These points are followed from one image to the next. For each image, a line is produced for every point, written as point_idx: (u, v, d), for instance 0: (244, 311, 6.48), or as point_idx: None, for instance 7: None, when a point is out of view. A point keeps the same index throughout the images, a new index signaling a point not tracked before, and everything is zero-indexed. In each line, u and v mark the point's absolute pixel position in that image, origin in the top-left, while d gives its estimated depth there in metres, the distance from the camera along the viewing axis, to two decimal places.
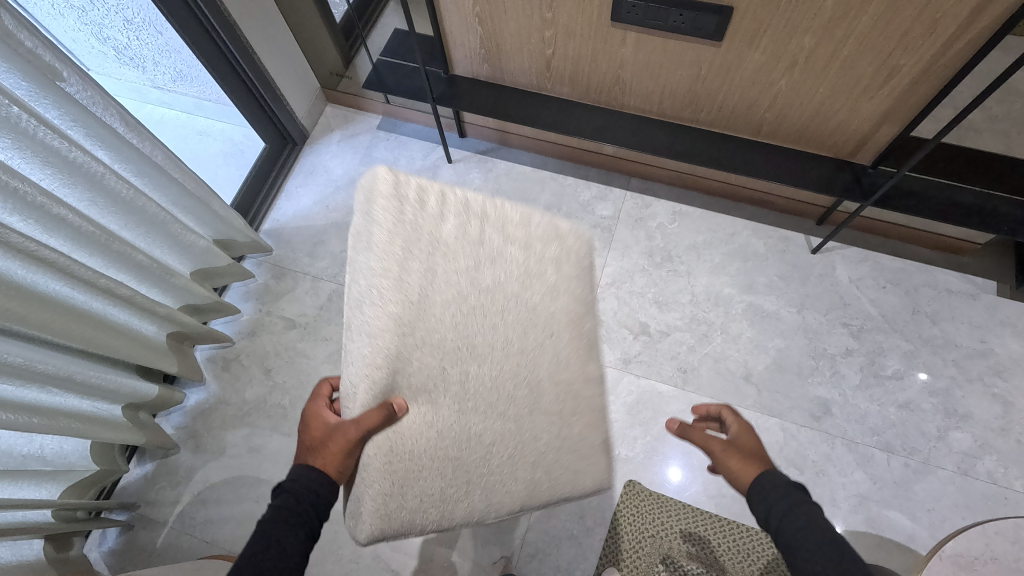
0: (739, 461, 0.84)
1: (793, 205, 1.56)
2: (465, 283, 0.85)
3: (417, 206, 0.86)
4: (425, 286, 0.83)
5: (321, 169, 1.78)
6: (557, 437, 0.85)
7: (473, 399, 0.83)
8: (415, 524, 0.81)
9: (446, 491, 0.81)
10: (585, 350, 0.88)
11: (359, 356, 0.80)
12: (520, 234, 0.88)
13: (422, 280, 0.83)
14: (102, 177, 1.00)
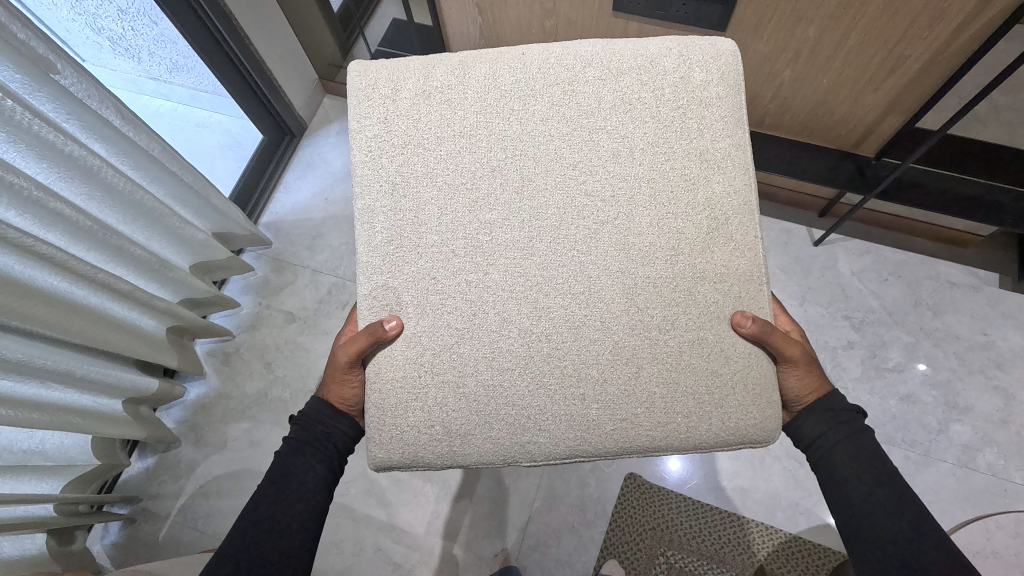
0: (800, 382, 0.82)
1: (795, 197, 1.54)
2: (497, 175, 0.82)
3: (422, 100, 0.83)
4: (440, 194, 0.81)
5: (320, 161, 1.76)
6: (684, 350, 0.78)
7: (521, 289, 0.80)
8: (422, 457, 0.79)
9: (470, 424, 0.78)
10: (707, 237, 0.80)
11: (376, 260, 0.81)
12: (625, 98, 0.82)
13: (435, 187, 0.82)
14: (100, 171, 0.99)
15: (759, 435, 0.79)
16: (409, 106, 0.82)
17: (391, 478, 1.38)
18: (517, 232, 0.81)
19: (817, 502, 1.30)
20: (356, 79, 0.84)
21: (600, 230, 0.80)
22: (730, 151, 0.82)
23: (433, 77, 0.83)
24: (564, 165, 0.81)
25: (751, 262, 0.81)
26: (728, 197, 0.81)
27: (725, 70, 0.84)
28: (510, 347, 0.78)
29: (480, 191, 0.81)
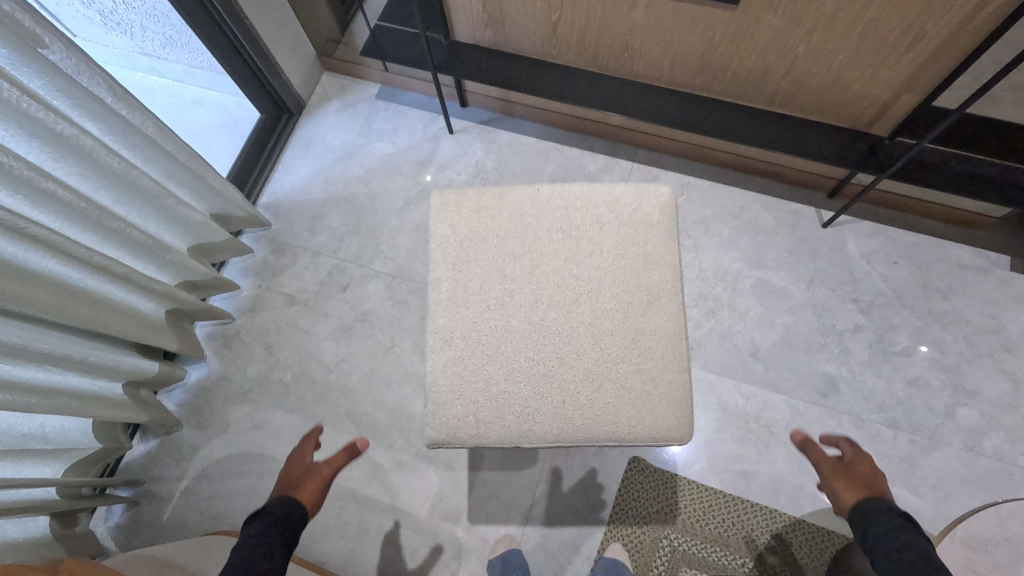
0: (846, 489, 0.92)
1: (805, 177, 1.51)
2: (527, 232, 1.01)
3: (479, 213, 1.02)
4: (485, 269, 1.01)
5: (318, 140, 1.72)
6: None
7: (539, 348, 0.96)
8: (458, 437, 0.95)
9: (493, 414, 0.94)
10: (647, 305, 0.97)
11: (445, 260, 1.01)
12: (597, 215, 1.01)
13: (483, 256, 1.01)
14: (92, 150, 0.96)
15: (651, 434, 0.93)
16: (467, 217, 1.02)
17: (394, 462, 1.38)
18: (528, 300, 0.99)
19: (821, 485, 1.29)
20: (439, 212, 1.03)
21: (592, 342, 0.96)
22: (668, 254, 0.99)
23: (484, 203, 1.03)
24: (579, 302, 0.98)
25: (671, 321, 0.97)
26: (660, 317, 0.96)
27: (661, 211, 1.01)
28: (520, 363, 0.96)
29: (511, 272, 1.00)
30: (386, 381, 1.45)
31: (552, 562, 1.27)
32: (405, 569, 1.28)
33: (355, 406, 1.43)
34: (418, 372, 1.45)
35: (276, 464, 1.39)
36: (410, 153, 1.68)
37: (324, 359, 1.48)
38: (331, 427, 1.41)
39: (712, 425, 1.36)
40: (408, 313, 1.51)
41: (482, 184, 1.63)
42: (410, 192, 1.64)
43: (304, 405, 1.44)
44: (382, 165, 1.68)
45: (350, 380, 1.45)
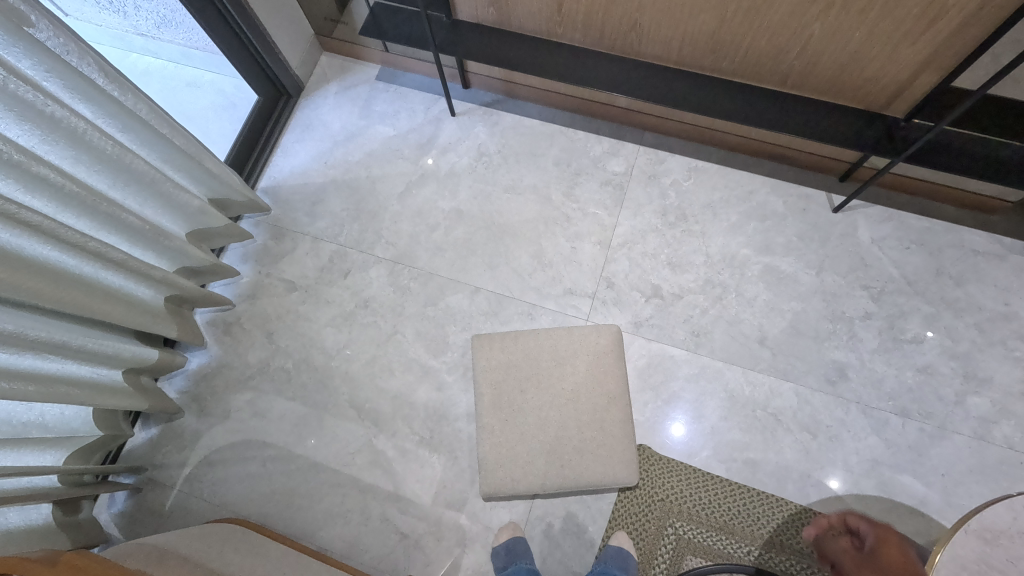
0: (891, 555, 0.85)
1: (816, 160, 1.47)
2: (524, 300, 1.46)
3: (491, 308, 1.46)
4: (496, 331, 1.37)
5: (317, 123, 1.69)
6: None
7: (539, 409, 1.28)
8: (515, 489, 1.23)
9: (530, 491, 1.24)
10: (613, 397, 1.28)
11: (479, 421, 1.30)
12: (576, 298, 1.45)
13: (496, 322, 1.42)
14: (84, 132, 0.92)
15: (613, 483, 1.23)
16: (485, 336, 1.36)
17: (397, 450, 1.37)
18: (537, 404, 1.28)
19: (828, 474, 1.28)
20: (480, 347, 1.34)
21: (577, 430, 1.26)
22: (621, 375, 1.30)
23: (505, 343, 1.34)
24: (569, 408, 1.28)
25: (624, 412, 1.28)
26: (620, 420, 1.26)
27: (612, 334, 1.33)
28: (531, 438, 1.26)
29: (526, 397, 1.29)
30: (388, 369, 1.43)
31: (556, 550, 1.26)
32: (409, 557, 1.28)
33: (358, 394, 1.42)
34: (421, 359, 1.44)
35: (278, 452, 1.38)
36: (411, 136, 1.65)
37: (326, 346, 1.46)
38: (333, 414, 1.40)
39: (718, 414, 1.34)
40: (410, 299, 1.49)
41: (485, 168, 1.60)
42: (412, 176, 1.61)
43: (306, 392, 1.43)
44: (383, 149, 1.64)
45: (352, 368, 1.44)
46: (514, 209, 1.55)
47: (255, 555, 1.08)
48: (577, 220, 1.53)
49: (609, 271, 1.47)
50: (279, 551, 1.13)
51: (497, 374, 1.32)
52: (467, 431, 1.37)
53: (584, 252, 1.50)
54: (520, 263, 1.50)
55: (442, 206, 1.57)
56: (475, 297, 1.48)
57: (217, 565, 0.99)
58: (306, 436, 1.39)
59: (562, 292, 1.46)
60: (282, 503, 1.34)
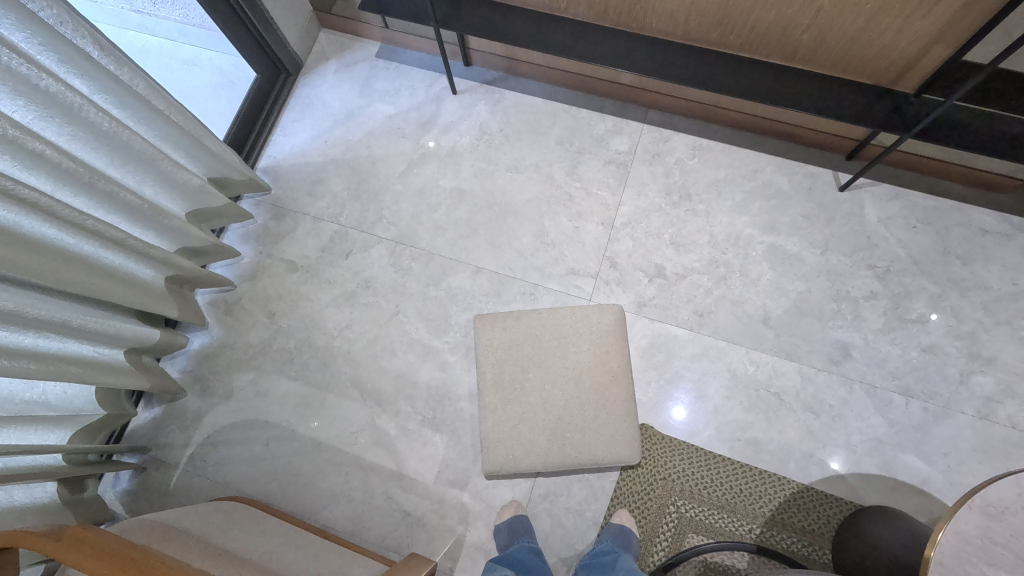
0: None
1: (823, 138, 1.45)
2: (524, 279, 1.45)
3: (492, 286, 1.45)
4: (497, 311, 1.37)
5: (317, 102, 1.67)
6: None
7: (540, 387, 1.28)
8: (516, 467, 1.24)
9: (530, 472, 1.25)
10: (613, 375, 1.28)
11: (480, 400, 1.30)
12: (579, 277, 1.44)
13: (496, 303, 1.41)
14: (81, 108, 0.91)
15: (614, 461, 1.23)
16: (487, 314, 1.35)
17: (400, 430, 1.37)
18: (538, 384, 1.28)
19: (831, 453, 1.28)
20: (483, 325, 1.34)
21: (578, 408, 1.25)
22: (622, 354, 1.30)
23: (509, 323, 1.33)
24: (570, 387, 1.27)
25: (625, 390, 1.28)
26: (621, 399, 1.26)
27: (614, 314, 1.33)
28: (532, 417, 1.26)
29: (528, 376, 1.29)
30: (390, 349, 1.43)
31: (558, 528, 1.27)
32: (412, 535, 1.29)
33: (360, 374, 1.42)
34: (423, 339, 1.43)
35: (281, 431, 1.38)
36: (412, 115, 1.63)
37: (327, 326, 1.46)
38: (335, 394, 1.40)
39: (721, 393, 1.34)
40: (412, 280, 1.48)
41: (487, 147, 1.58)
42: (413, 155, 1.59)
43: (308, 372, 1.42)
44: (383, 127, 1.62)
45: (354, 348, 1.44)
46: (516, 188, 1.54)
47: (259, 531, 1.08)
48: (580, 199, 1.51)
49: (612, 251, 1.46)
50: (282, 529, 1.14)
51: (497, 355, 1.31)
52: (469, 410, 1.37)
53: (587, 232, 1.48)
54: (523, 243, 1.49)
55: (444, 185, 1.56)
56: (477, 277, 1.47)
57: (221, 541, 1.00)
58: (309, 415, 1.39)
59: (564, 273, 1.45)
60: (285, 482, 1.34)
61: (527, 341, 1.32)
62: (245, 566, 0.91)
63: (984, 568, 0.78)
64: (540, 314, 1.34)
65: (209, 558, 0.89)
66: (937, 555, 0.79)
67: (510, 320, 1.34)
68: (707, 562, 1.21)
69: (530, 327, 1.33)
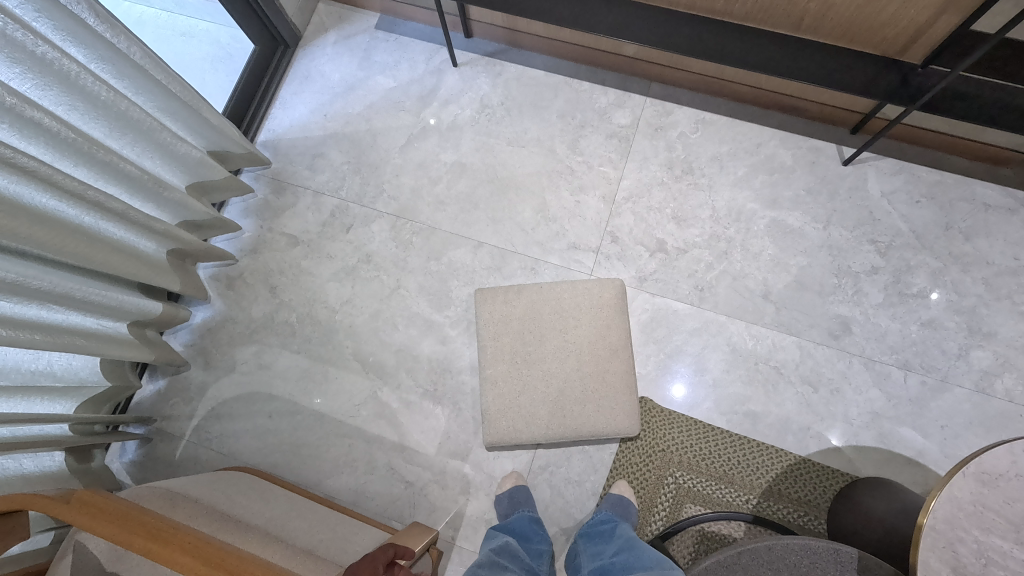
0: None
1: (828, 111, 1.43)
2: (525, 254, 1.45)
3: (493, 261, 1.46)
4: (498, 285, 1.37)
5: (316, 74, 1.65)
6: None
7: (541, 360, 1.29)
8: (517, 439, 1.25)
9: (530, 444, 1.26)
10: (614, 349, 1.29)
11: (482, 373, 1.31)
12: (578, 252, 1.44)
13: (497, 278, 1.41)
14: (78, 77, 0.90)
15: (613, 433, 1.25)
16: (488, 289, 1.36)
17: (402, 402, 1.38)
18: (539, 357, 1.29)
19: (828, 426, 1.29)
20: (485, 298, 1.34)
21: (578, 381, 1.26)
22: (622, 328, 1.30)
23: (510, 297, 1.34)
24: (571, 361, 1.28)
25: (626, 363, 1.29)
26: (622, 372, 1.27)
27: (615, 287, 1.33)
28: (533, 389, 1.27)
29: (528, 350, 1.30)
30: (392, 322, 1.44)
31: (558, 498, 1.29)
32: (414, 504, 1.31)
33: (362, 347, 1.42)
34: (424, 313, 1.44)
35: (285, 403, 1.40)
36: (412, 88, 1.61)
37: (329, 300, 1.46)
38: (338, 367, 1.42)
39: (720, 367, 1.35)
40: (413, 254, 1.48)
41: (489, 120, 1.57)
42: (413, 129, 1.58)
43: (311, 345, 1.43)
44: (383, 101, 1.61)
45: (356, 322, 1.44)
46: (517, 162, 1.53)
47: (263, 499, 1.10)
48: (582, 173, 1.50)
49: (613, 225, 1.46)
50: (287, 497, 1.16)
51: (498, 330, 1.32)
52: (471, 383, 1.38)
53: (588, 206, 1.48)
54: (524, 217, 1.48)
55: (445, 159, 1.55)
56: (478, 252, 1.47)
57: (227, 508, 1.01)
58: (311, 388, 1.40)
59: (566, 247, 1.45)
60: (289, 453, 1.36)
61: (528, 315, 1.32)
62: (251, 532, 0.92)
63: (976, 533, 0.79)
64: (540, 288, 1.34)
65: (215, 524, 0.91)
66: (930, 521, 0.80)
67: (511, 295, 1.34)
68: (704, 531, 1.23)
69: (531, 301, 1.33)
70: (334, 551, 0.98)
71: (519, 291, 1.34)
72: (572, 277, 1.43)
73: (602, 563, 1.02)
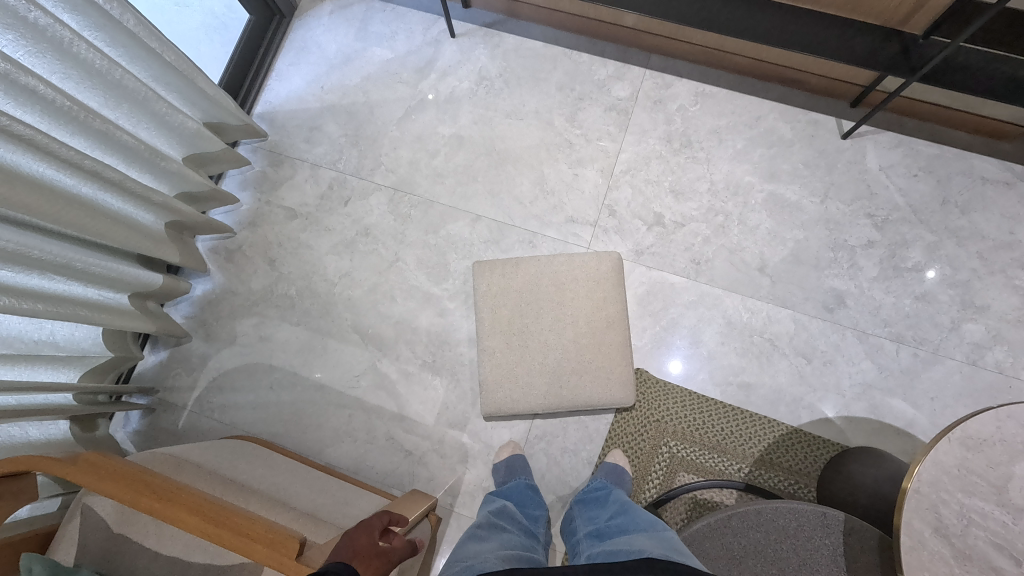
0: None
1: (827, 84, 1.43)
2: (523, 227, 1.46)
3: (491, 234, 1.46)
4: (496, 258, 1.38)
5: (313, 45, 1.63)
6: None
7: (538, 332, 1.30)
8: (514, 409, 1.27)
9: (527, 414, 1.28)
10: (611, 320, 1.30)
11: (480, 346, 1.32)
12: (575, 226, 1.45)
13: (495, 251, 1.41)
14: (71, 44, 0.88)
15: (609, 403, 1.27)
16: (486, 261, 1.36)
17: (401, 373, 1.40)
18: (536, 329, 1.30)
19: (820, 397, 1.32)
20: (483, 271, 1.35)
21: (575, 353, 1.28)
22: (619, 300, 1.31)
23: (508, 270, 1.34)
24: (568, 332, 1.29)
25: (622, 335, 1.30)
26: (618, 343, 1.29)
27: (612, 260, 1.34)
28: (530, 361, 1.28)
29: (526, 323, 1.31)
30: (390, 295, 1.45)
31: (554, 467, 1.32)
32: (413, 473, 1.34)
33: (360, 319, 1.44)
34: (423, 286, 1.45)
35: (285, 375, 1.42)
36: (409, 59, 1.59)
37: (328, 273, 1.47)
38: (337, 339, 1.43)
39: (715, 340, 1.37)
40: (411, 227, 1.49)
41: (487, 93, 1.55)
42: (411, 102, 1.57)
43: (310, 318, 1.45)
44: (381, 72, 1.59)
45: (354, 294, 1.45)
46: (516, 136, 1.52)
47: (265, 466, 1.12)
48: (580, 147, 1.50)
49: (611, 199, 1.46)
50: (289, 465, 1.18)
51: (495, 302, 1.33)
52: (469, 355, 1.40)
53: (586, 179, 1.48)
54: (522, 190, 1.48)
55: (443, 132, 1.54)
56: (476, 225, 1.47)
57: (230, 474, 1.03)
58: (311, 360, 1.42)
59: (563, 221, 1.46)
60: (291, 423, 1.38)
61: (524, 289, 1.33)
62: (254, 496, 0.94)
63: (959, 495, 0.81)
64: (538, 260, 1.34)
65: (220, 489, 0.93)
66: (915, 485, 0.82)
67: (508, 267, 1.34)
68: (695, 498, 1.25)
69: (528, 273, 1.33)
70: (336, 515, 1.01)
71: (517, 263, 1.35)
72: (570, 251, 1.43)
73: (597, 526, 1.05)
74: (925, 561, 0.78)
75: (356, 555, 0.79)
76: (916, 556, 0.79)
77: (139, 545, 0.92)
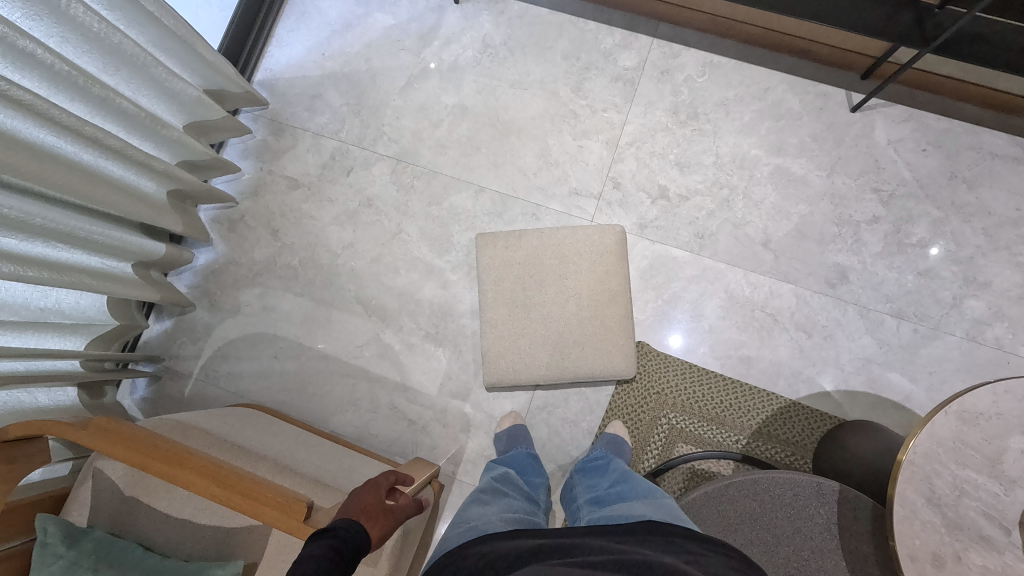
0: None
1: (839, 55, 1.40)
2: (526, 199, 1.45)
3: (495, 207, 1.46)
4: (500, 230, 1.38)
5: (313, 10, 1.59)
6: None
7: (539, 305, 1.30)
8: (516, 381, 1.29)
9: None
10: (613, 294, 1.30)
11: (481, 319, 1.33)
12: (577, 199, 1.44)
13: None
14: (68, 7, 0.86)
15: (609, 375, 1.28)
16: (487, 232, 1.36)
17: (404, 343, 1.41)
18: (538, 303, 1.30)
19: (819, 370, 1.33)
20: (487, 243, 1.34)
21: (577, 326, 1.28)
22: (621, 273, 1.31)
23: (510, 243, 1.33)
24: (570, 306, 1.29)
25: (623, 309, 1.31)
26: (620, 317, 1.29)
27: (613, 232, 1.33)
28: (533, 334, 1.29)
29: (528, 296, 1.30)
30: (393, 267, 1.45)
31: (555, 436, 1.35)
32: (416, 441, 1.36)
33: (364, 291, 1.44)
34: (425, 258, 1.45)
35: (290, 345, 1.43)
36: (412, 25, 1.56)
37: (331, 244, 1.47)
38: (340, 310, 1.44)
39: (716, 314, 1.37)
40: (414, 198, 1.48)
41: (490, 62, 1.53)
42: (413, 70, 1.54)
43: (313, 288, 1.45)
44: (383, 40, 1.56)
45: (357, 266, 1.46)
46: (520, 106, 1.50)
47: (271, 433, 1.14)
48: (585, 118, 1.48)
49: (615, 171, 1.45)
50: (293, 432, 1.20)
51: (496, 276, 1.32)
52: (471, 327, 1.41)
53: (591, 151, 1.46)
54: (526, 161, 1.47)
55: (446, 102, 1.52)
56: (480, 197, 1.46)
57: (238, 440, 1.06)
58: (315, 330, 1.43)
59: (567, 194, 1.45)
60: (295, 393, 1.40)
61: (525, 261, 1.32)
62: (262, 462, 0.97)
63: (953, 467, 0.83)
64: (541, 232, 1.34)
65: (227, 454, 0.95)
66: (910, 456, 0.83)
67: (510, 240, 1.34)
68: (694, 469, 1.27)
69: (531, 245, 1.33)
70: (342, 481, 1.03)
71: (519, 236, 1.34)
72: (573, 223, 1.43)
73: (596, 493, 1.06)
74: (916, 529, 0.81)
75: (365, 512, 0.82)
76: (908, 524, 0.81)
77: (151, 508, 0.95)
